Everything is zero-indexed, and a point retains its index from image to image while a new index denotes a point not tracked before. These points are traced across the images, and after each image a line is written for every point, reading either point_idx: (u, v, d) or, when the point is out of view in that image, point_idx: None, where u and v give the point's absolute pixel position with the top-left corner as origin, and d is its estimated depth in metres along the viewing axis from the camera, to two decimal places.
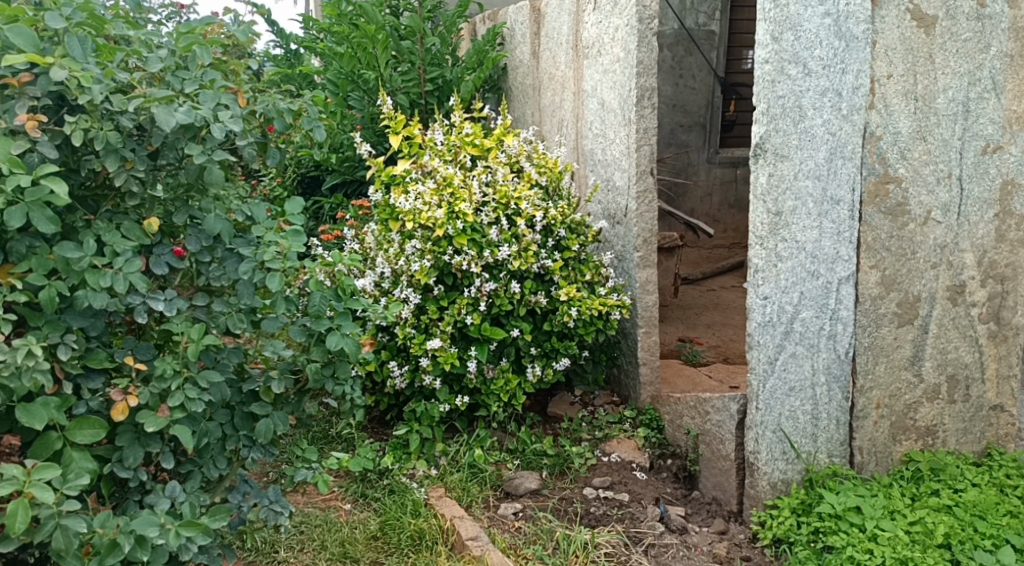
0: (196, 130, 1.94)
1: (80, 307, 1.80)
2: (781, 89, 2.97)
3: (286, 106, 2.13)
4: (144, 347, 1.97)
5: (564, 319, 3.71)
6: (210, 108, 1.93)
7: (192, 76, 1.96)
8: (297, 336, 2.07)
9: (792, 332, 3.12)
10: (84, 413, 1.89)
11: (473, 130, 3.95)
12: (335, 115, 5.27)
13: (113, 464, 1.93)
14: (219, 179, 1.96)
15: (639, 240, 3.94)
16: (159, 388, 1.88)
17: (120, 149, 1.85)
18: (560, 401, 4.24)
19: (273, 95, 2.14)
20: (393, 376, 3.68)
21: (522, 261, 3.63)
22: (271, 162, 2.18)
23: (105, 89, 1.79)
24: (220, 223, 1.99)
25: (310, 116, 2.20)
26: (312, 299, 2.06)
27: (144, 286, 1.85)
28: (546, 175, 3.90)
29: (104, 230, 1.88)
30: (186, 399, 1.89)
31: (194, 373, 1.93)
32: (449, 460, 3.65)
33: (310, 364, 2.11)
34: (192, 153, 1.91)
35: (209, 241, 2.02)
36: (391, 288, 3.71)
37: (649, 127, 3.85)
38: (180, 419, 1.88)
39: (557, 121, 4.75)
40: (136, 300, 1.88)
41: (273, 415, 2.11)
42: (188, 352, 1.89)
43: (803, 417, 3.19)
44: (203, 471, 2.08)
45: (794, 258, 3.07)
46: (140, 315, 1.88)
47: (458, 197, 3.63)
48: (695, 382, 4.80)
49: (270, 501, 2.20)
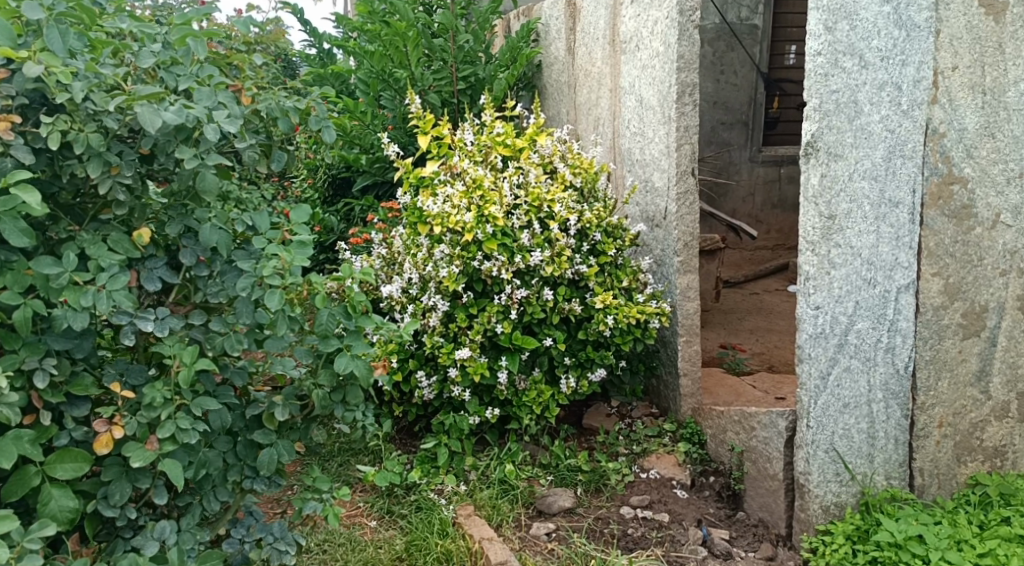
0: (189, 131, 1.82)
1: (58, 328, 1.70)
2: (834, 83, 2.76)
3: (291, 105, 2.01)
4: (136, 371, 1.87)
5: (600, 328, 3.54)
6: (205, 107, 1.82)
7: (186, 71, 1.85)
8: (305, 356, 1.94)
9: (846, 344, 2.92)
10: (66, 445, 1.78)
11: (504, 128, 3.75)
12: (366, 115, 5.11)
13: (98, 501, 1.81)
14: (213, 185, 1.85)
15: (679, 245, 3.75)
16: (146, 418, 1.78)
17: (104, 153, 1.75)
18: (595, 412, 4.06)
19: (278, 94, 2.02)
20: (421, 387, 3.52)
21: (556, 266, 3.44)
22: (277, 165, 2.07)
23: (86, 87, 1.69)
24: (218, 235, 1.88)
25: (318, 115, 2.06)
26: (318, 316, 1.90)
27: (129, 305, 1.74)
28: (581, 177, 3.72)
29: (88, 243, 1.78)
30: (178, 429, 1.77)
31: (187, 400, 1.81)
32: (479, 475, 3.48)
33: (316, 389, 1.96)
34: (184, 156, 1.79)
35: (206, 253, 1.91)
36: (418, 295, 3.56)
37: (690, 125, 3.66)
38: (170, 451, 1.77)
39: (594, 119, 4.55)
40: (123, 320, 1.77)
41: (277, 445, 1.98)
42: (179, 377, 1.76)
43: (858, 436, 2.98)
44: (203, 503, 1.96)
45: (848, 265, 2.87)
46: (127, 337, 1.78)
47: (489, 199, 3.45)
48: (738, 393, 4.63)
49: (275, 539, 2.05)
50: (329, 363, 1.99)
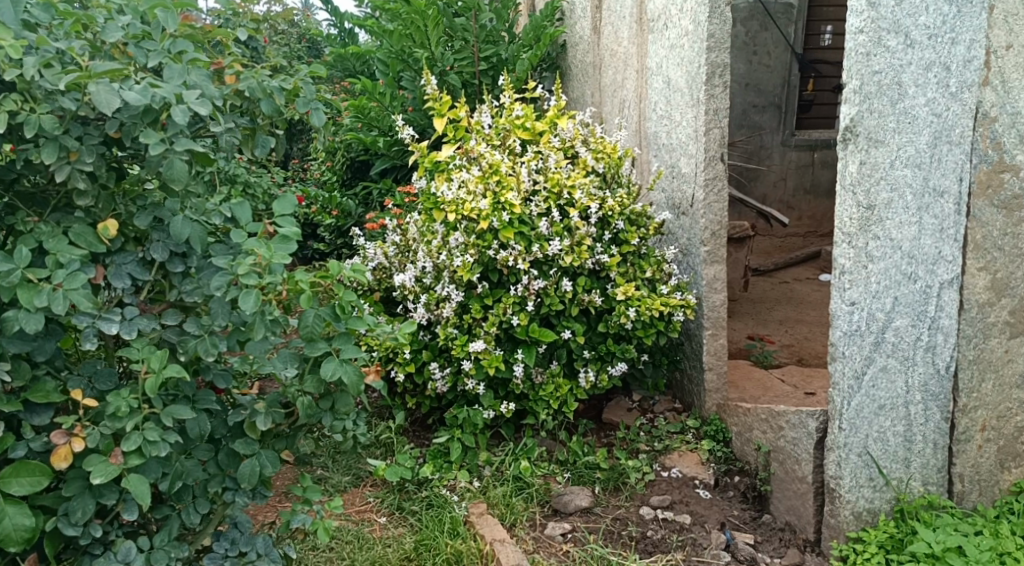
0: (158, 114, 1.73)
1: (8, 330, 1.64)
2: (876, 63, 2.57)
3: (275, 86, 1.96)
4: (104, 374, 1.83)
5: (621, 321, 3.39)
6: (176, 85, 1.74)
7: (156, 47, 1.82)
8: (289, 361, 1.83)
9: (883, 343, 2.75)
10: (23, 456, 1.74)
11: (524, 111, 3.58)
12: (385, 97, 4.89)
13: (59, 517, 1.77)
14: (182, 174, 1.74)
15: (706, 234, 3.60)
16: (110, 428, 1.73)
17: (60, 137, 1.69)
18: (616, 406, 3.91)
19: (260, 73, 1.95)
20: (434, 379, 3.39)
21: (576, 256, 3.29)
22: (261, 150, 2.05)
23: (38, 62, 1.63)
24: (191, 228, 1.81)
25: (306, 95, 2.01)
26: (303, 315, 1.80)
27: (89, 305, 1.67)
28: (604, 162, 3.55)
29: (46, 235, 1.74)
30: (145, 442, 1.72)
31: (157, 409, 1.78)
32: (493, 471, 3.35)
33: (302, 397, 1.86)
34: (149, 140, 1.69)
35: (178, 247, 1.86)
36: (433, 284, 3.42)
37: (720, 108, 3.49)
38: (135, 465, 1.72)
39: (619, 102, 4.37)
40: (84, 322, 1.71)
41: (260, 455, 1.91)
42: (147, 386, 1.69)
43: (894, 440, 2.82)
44: (180, 517, 1.92)
45: (888, 259, 2.69)
46: (88, 342, 1.70)
47: (506, 185, 3.29)
48: (767, 388, 4.48)
49: (259, 554, 2.01)
50: (317, 367, 1.88)
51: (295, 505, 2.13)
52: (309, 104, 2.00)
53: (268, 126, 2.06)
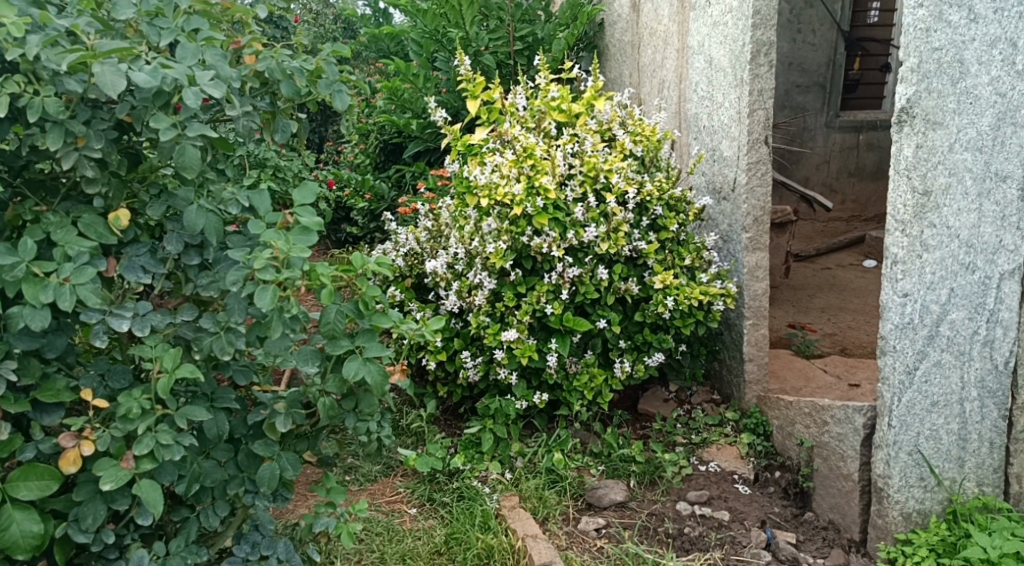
0: (168, 97, 1.67)
1: (13, 328, 1.60)
2: (936, 40, 2.45)
3: (296, 66, 1.88)
4: (118, 372, 1.80)
5: (659, 311, 3.29)
6: (187, 66, 1.68)
7: (169, 25, 1.75)
8: (309, 359, 1.77)
9: (937, 336, 2.63)
10: (32, 458, 1.71)
11: (560, 92, 3.45)
12: (420, 77, 4.81)
13: (69, 523, 1.73)
14: (194, 162, 1.67)
15: (749, 220, 3.48)
16: (122, 431, 1.70)
17: (65, 122, 1.64)
18: (652, 397, 3.80)
19: (280, 53, 1.89)
20: (465, 368, 3.32)
21: (611, 243, 3.19)
22: (281, 134, 2.00)
23: (41, 42, 1.58)
24: (206, 219, 1.75)
25: (328, 77, 1.93)
26: (325, 311, 1.74)
27: (97, 301, 1.63)
28: (643, 145, 3.43)
29: (55, 227, 1.70)
30: (157, 446, 1.69)
31: (171, 410, 1.73)
32: (526, 463, 3.27)
33: (324, 397, 1.79)
34: (159, 126, 1.64)
35: (194, 239, 1.81)
36: (465, 271, 3.33)
37: (765, 88, 3.37)
38: (147, 469, 1.68)
39: (658, 83, 4.24)
40: (92, 319, 1.68)
41: (280, 458, 1.85)
42: (160, 385, 1.66)
43: (947, 438, 2.70)
44: (199, 520, 1.88)
45: (944, 248, 2.57)
46: (98, 340, 1.68)
47: (540, 169, 3.19)
48: (808, 379, 4.35)
49: (280, 557, 1.97)
50: (339, 365, 1.81)
51: (319, 509, 2.08)
52: (332, 86, 1.92)
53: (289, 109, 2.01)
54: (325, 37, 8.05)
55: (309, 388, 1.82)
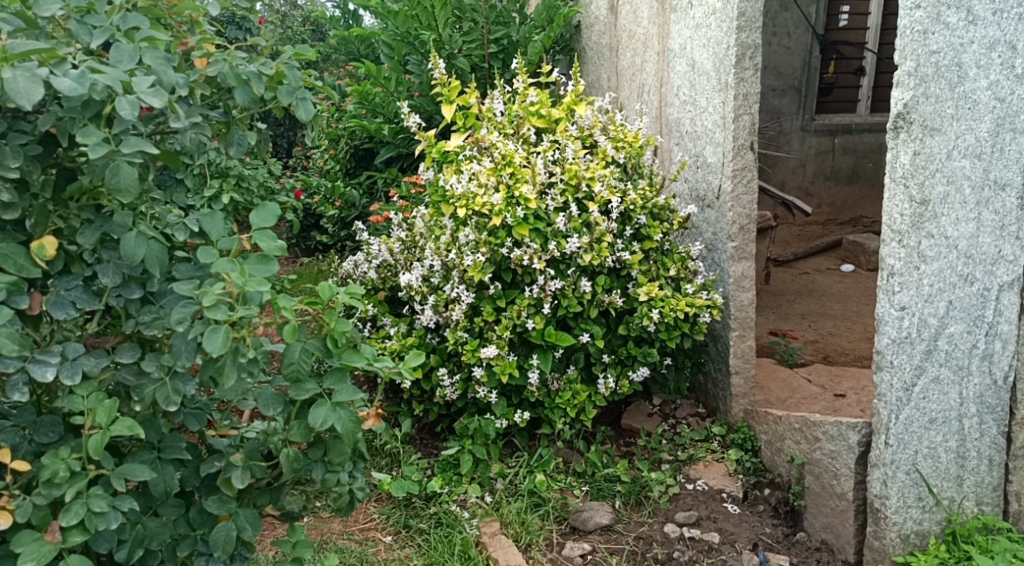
0: (101, 107, 1.52)
1: None
2: (934, 42, 2.33)
3: (253, 69, 1.72)
4: (48, 425, 1.63)
5: (644, 324, 3.16)
6: (123, 70, 1.55)
7: (103, 23, 1.63)
8: (268, 405, 1.62)
9: (935, 351, 2.51)
10: None
11: (539, 97, 3.32)
12: (391, 81, 4.63)
13: None
14: (130, 183, 1.50)
15: (734, 228, 3.36)
16: (46, 498, 1.53)
17: None
18: (636, 411, 3.67)
19: (232, 55, 1.73)
20: (442, 386, 3.17)
21: (594, 254, 3.05)
22: (238, 148, 1.86)
23: None
24: (146, 246, 1.60)
25: (288, 85, 1.77)
26: (288, 347, 1.59)
27: (15, 347, 1.45)
28: (625, 151, 3.30)
29: None
30: (89, 514, 1.53)
31: (106, 471, 1.59)
32: (507, 485, 3.12)
33: (286, 448, 1.65)
34: (89, 139, 1.48)
35: (132, 271, 1.67)
36: (442, 284, 3.18)
37: (750, 93, 3.25)
38: (76, 542, 1.52)
39: (638, 86, 4.12)
40: (13, 366, 1.50)
41: (237, 516, 1.72)
42: (92, 444, 1.53)
43: (946, 456, 2.58)
44: None
45: (942, 259, 2.45)
46: (19, 394, 1.50)
47: (520, 177, 3.05)
48: (793, 389, 4.24)
49: None
50: (304, 409, 1.66)
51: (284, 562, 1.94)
52: (293, 95, 1.77)
53: (245, 120, 1.88)
54: (294, 40, 7.86)
55: (269, 438, 1.69)
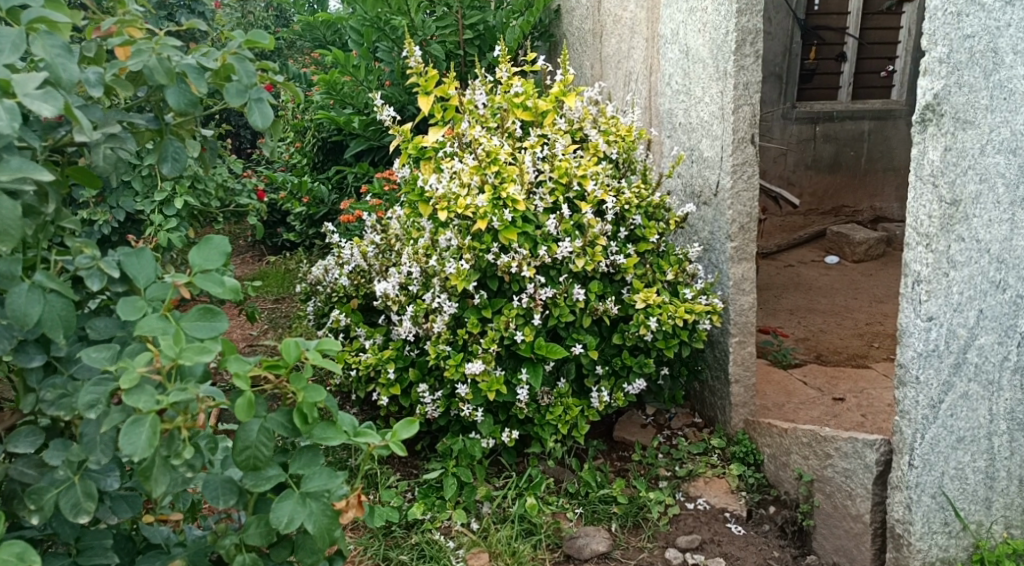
0: None
1: None
2: (968, 25, 2.11)
3: (192, 61, 1.46)
4: None
5: (641, 333, 2.93)
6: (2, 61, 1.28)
7: None
8: (220, 500, 1.42)
9: (964, 364, 2.29)
10: None
11: (523, 87, 3.05)
12: (360, 70, 4.34)
13: None
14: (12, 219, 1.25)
15: (733, 227, 3.14)
16: None
17: None
18: (628, 422, 3.45)
19: (158, 44, 1.45)
20: (422, 403, 2.92)
21: (588, 259, 2.81)
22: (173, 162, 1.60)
23: None
24: (42, 304, 1.34)
25: (239, 82, 1.50)
26: (244, 425, 1.35)
27: None
28: (617, 146, 3.06)
29: None
30: None
31: None
32: (494, 509, 2.89)
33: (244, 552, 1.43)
34: None
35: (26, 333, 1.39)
36: (421, 293, 2.92)
37: (750, 82, 3.02)
38: None
39: (624, 75, 3.87)
40: None
41: None
42: None
43: (974, 478, 2.37)
44: None
45: (974, 264, 2.23)
46: None
47: (507, 177, 2.80)
48: (790, 392, 4.05)
49: None
50: (263, 504, 1.45)
51: None
52: (245, 95, 1.49)
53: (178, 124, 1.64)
54: (255, 25, 7.52)
55: (220, 542, 1.47)
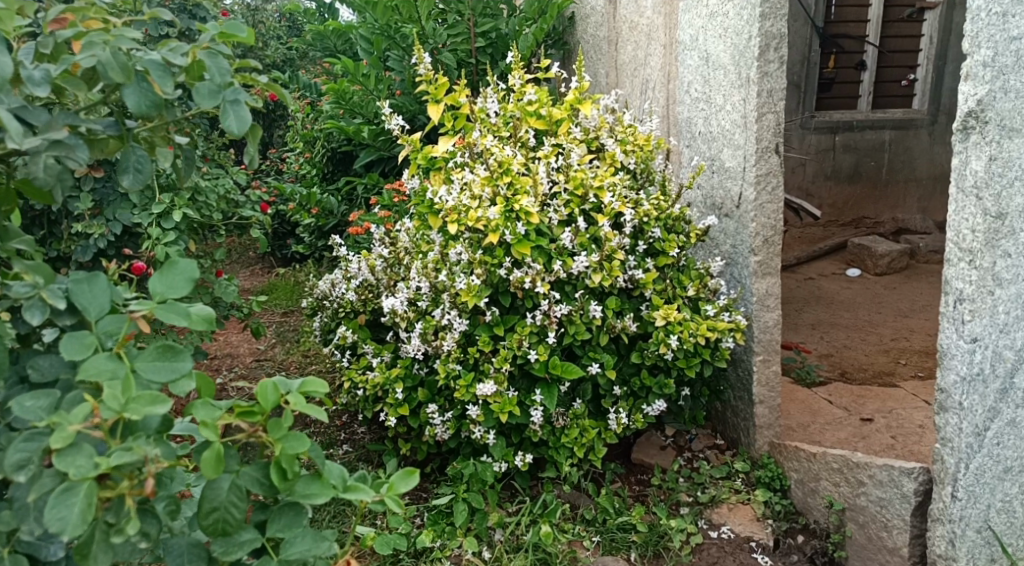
0: None
1: None
2: (1015, 27, 1.97)
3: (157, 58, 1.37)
4: None
5: (661, 351, 2.80)
6: None
7: None
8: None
9: (1011, 390, 2.14)
10: None
11: (537, 94, 2.92)
12: (371, 78, 4.22)
13: None
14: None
15: (757, 240, 3.00)
16: None
17: None
18: (647, 443, 3.31)
19: (117, 38, 1.34)
20: (432, 425, 2.79)
21: (605, 274, 2.68)
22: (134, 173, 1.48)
23: None
24: None
25: (211, 81, 1.40)
26: (213, 482, 1.27)
27: None
28: (635, 155, 2.93)
29: None
30: None
31: None
32: (507, 536, 2.75)
33: None
34: None
35: None
36: (430, 309, 2.78)
37: (775, 89, 2.88)
38: None
39: (641, 83, 3.74)
40: None
41: None
42: None
43: (1022, 511, 2.22)
44: None
45: (1021, 283, 2.08)
46: None
47: (520, 188, 2.67)
48: (815, 412, 3.90)
49: None
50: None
51: None
52: (217, 95, 1.39)
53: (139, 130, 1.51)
54: (266, 35, 7.44)
55: None
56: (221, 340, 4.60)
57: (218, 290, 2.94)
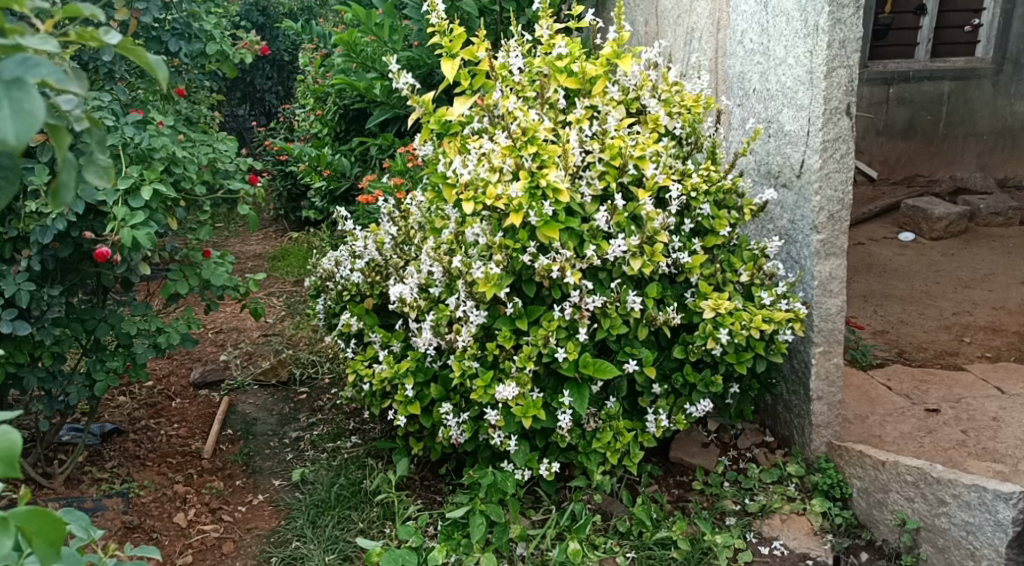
0: None
1: None
2: None
3: None
4: None
5: (708, 347, 2.43)
6: None
7: None
8: None
9: None
10: None
11: (568, 47, 2.52)
12: (384, 28, 3.84)
13: None
14: None
15: (821, 216, 2.61)
16: None
17: None
18: (687, 440, 2.96)
19: None
20: (445, 427, 2.46)
21: (646, 260, 2.31)
22: None
23: None
24: None
25: None
26: None
27: None
28: (682, 119, 2.53)
29: None
30: None
31: None
32: (530, 552, 2.43)
33: None
34: None
35: None
36: (444, 297, 2.45)
37: (848, 39, 2.48)
38: None
39: (685, 32, 3.32)
40: None
41: None
42: None
43: None
44: None
45: None
46: None
47: (548, 159, 2.29)
48: (874, 400, 3.53)
49: None
50: None
51: None
52: None
53: None
54: None
55: None
56: (228, 312, 4.31)
57: (207, 272, 2.62)
